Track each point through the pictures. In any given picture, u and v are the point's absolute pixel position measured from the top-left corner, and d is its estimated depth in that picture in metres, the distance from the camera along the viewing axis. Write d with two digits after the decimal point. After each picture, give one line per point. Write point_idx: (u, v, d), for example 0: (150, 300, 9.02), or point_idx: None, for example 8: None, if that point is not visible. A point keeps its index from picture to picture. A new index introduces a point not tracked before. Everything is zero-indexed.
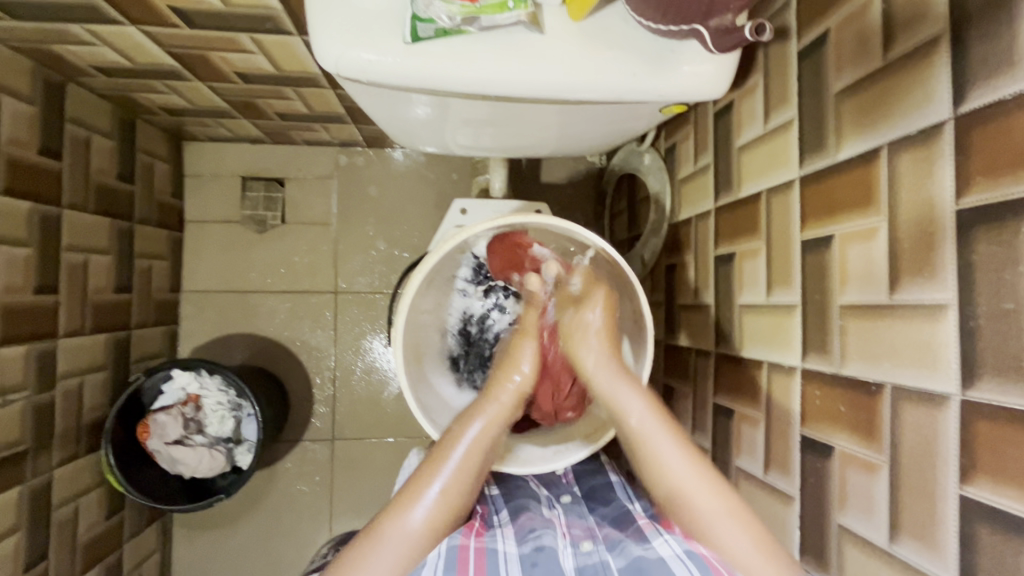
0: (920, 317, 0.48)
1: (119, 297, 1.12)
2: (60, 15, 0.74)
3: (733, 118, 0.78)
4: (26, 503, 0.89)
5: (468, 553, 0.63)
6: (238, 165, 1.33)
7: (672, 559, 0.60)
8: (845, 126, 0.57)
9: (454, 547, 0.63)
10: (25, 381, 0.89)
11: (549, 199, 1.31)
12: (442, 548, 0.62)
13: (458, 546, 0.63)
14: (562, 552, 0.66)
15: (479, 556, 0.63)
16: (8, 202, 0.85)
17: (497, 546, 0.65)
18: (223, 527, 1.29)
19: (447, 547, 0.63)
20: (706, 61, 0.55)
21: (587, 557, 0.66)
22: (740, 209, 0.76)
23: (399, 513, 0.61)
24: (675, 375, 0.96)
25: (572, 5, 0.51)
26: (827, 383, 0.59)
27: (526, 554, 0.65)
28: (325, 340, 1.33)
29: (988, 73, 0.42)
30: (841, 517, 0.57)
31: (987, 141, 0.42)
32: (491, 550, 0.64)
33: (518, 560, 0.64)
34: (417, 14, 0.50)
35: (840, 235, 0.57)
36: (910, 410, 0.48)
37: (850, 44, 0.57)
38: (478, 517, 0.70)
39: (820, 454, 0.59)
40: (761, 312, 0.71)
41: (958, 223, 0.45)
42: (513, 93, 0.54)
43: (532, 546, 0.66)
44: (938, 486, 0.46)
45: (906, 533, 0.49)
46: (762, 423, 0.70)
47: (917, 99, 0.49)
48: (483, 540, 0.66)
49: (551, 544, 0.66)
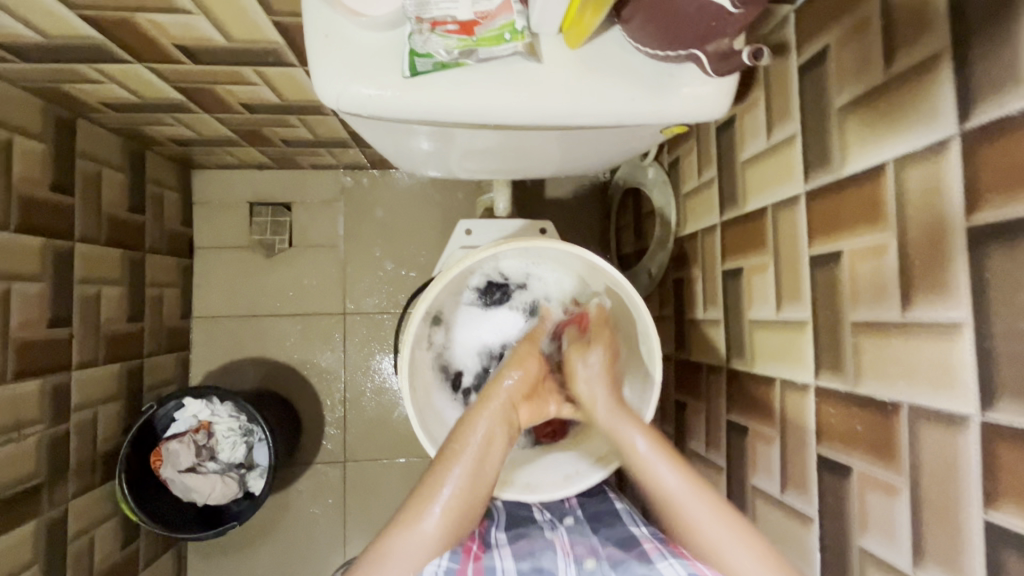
0: (934, 335, 0.47)
1: (131, 326, 1.13)
2: (69, 57, 0.76)
3: (736, 134, 0.78)
4: (43, 537, 0.89)
5: None
6: (246, 191, 1.35)
7: None
8: (851, 139, 0.56)
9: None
10: (41, 415, 0.90)
11: (554, 215, 1.32)
12: (440, 571, 0.59)
13: (457, 571, 0.60)
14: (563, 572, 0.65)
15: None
16: (22, 239, 0.87)
17: (496, 564, 0.64)
18: (238, 552, 1.29)
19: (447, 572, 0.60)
20: (704, 82, 0.54)
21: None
22: (747, 224, 0.76)
23: (414, 517, 0.61)
24: (686, 390, 0.95)
25: (569, 33, 0.52)
26: (842, 402, 0.57)
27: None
28: (334, 361, 1.33)
29: (992, 89, 0.42)
30: (863, 540, 0.55)
31: (996, 156, 0.42)
32: (491, 569, 0.63)
33: None
34: (415, 49, 0.51)
35: (849, 251, 0.56)
36: (929, 431, 0.47)
37: (851, 61, 0.56)
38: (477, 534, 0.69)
39: (838, 474, 0.58)
40: (773, 328, 0.70)
41: (969, 239, 0.44)
42: (514, 121, 0.54)
43: (530, 565, 0.65)
44: (961, 510, 0.44)
45: (929, 558, 0.48)
46: (777, 441, 0.69)
47: (920, 115, 0.48)
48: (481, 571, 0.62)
49: (550, 565, 0.65)
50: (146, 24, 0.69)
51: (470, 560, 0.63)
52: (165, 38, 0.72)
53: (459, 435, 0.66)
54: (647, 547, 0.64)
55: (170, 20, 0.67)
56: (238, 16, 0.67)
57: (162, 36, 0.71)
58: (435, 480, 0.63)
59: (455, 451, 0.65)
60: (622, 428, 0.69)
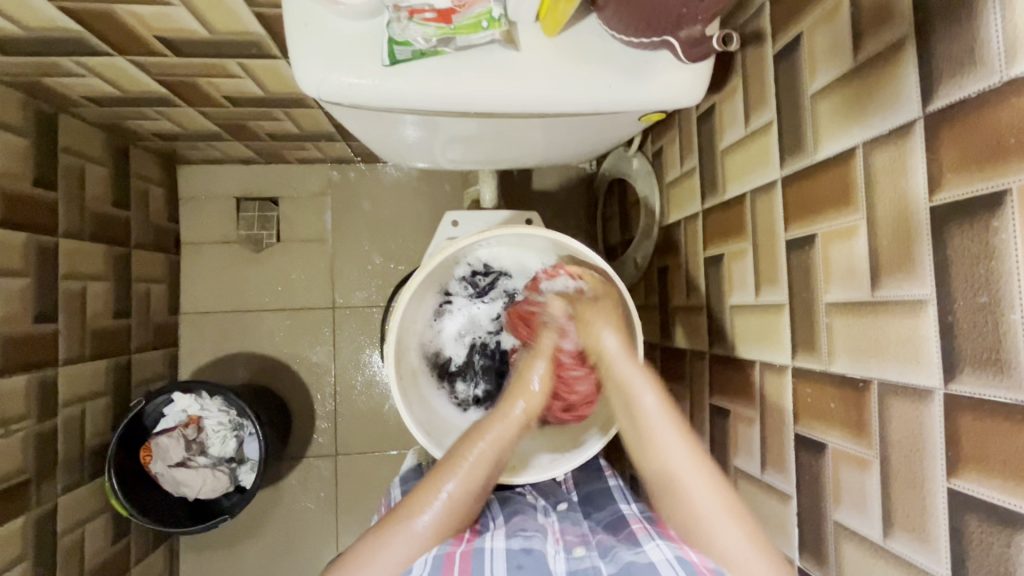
0: (901, 312, 0.48)
1: (118, 322, 1.13)
2: (48, 50, 0.76)
3: (716, 122, 0.80)
4: (32, 533, 0.89)
5: (453, 560, 0.62)
6: (233, 187, 1.34)
7: (662, 565, 0.60)
8: (822, 125, 0.58)
9: (440, 556, 0.62)
10: (28, 411, 0.90)
11: (542, 207, 1.33)
12: (429, 556, 0.62)
13: (445, 553, 0.63)
14: (552, 556, 0.66)
15: (466, 560, 0.62)
16: (5, 234, 0.86)
17: (485, 544, 0.65)
18: (231, 546, 1.29)
19: (434, 555, 0.62)
20: (679, 70, 0.56)
21: (579, 561, 0.65)
22: (727, 211, 0.77)
23: (410, 510, 0.64)
24: (671, 376, 0.97)
25: (545, 22, 0.53)
26: (817, 380, 0.59)
27: (515, 552, 0.64)
28: (324, 355, 1.33)
29: (953, 72, 0.43)
30: (837, 514, 0.57)
31: (956, 138, 0.43)
32: (478, 549, 0.64)
33: (505, 557, 0.63)
34: (393, 37, 0.51)
35: (822, 234, 0.58)
36: (897, 404, 0.49)
37: (822, 47, 0.58)
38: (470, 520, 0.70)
39: (813, 451, 0.60)
40: (752, 312, 0.72)
41: (933, 219, 0.45)
42: (495, 109, 0.55)
43: (520, 545, 0.65)
44: (927, 479, 0.46)
45: (898, 528, 0.49)
46: (757, 422, 0.71)
47: (887, 99, 0.50)
48: (470, 543, 0.65)
49: (539, 546, 0.66)
50: (126, 16, 0.69)
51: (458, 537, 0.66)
52: (146, 31, 0.72)
53: (471, 438, 0.69)
54: (635, 528, 0.69)
55: (151, 12, 0.67)
56: (219, 7, 0.67)
57: (142, 28, 0.71)
58: (440, 476, 0.66)
59: (463, 453, 0.68)
60: (636, 384, 0.70)
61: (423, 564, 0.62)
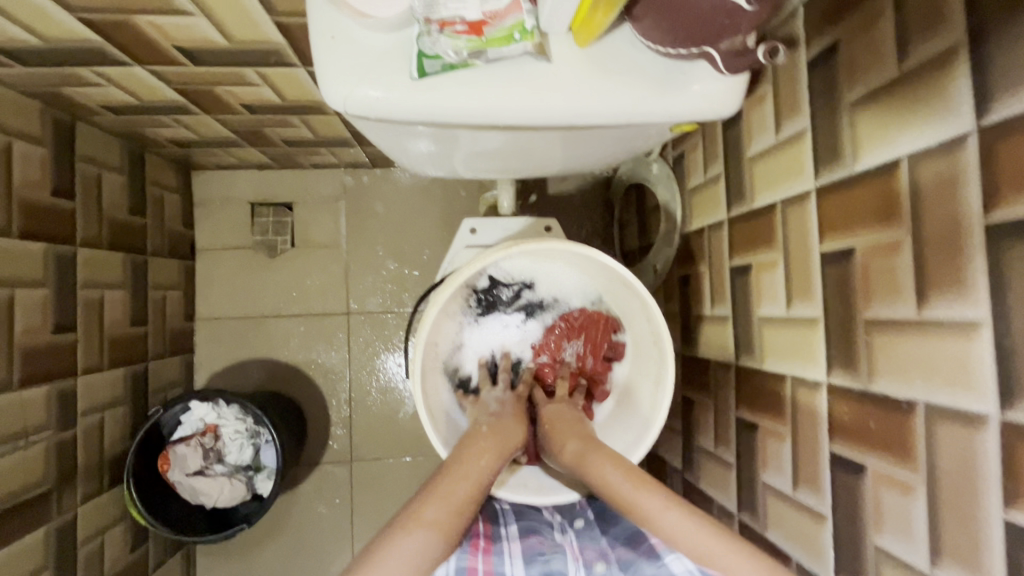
0: (952, 333, 0.46)
1: (135, 329, 1.12)
2: (67, 60, 0.75)
3: (743, 129, 0.78)
4: (52, 543, 0.89)
5: None
6: (247, 192, 1.34)
7: None
8: (862, 137, 0.56)
9: (463, 570, 0.59)
10: (47, 421, 0.90)
11: (557, 211, 1.31)
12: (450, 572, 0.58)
13: (466, 568, 0.59)
14: None
15: None
16: (25, 245, 0.86)
17: (506, 570, 0.62)
18: (247, 553, 1.29)
19: (456, 570, 0.59)
20: (717, 79, 0.54)
21: None
22: (755, 221, 0.75)
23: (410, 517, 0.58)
24: (693, 386, 0.95)
25: (578, 32, 0.51)
26: (856, 400, 0.57)
27: None
28: (339, 361, 1.33)
29: (1010, 85, 0.41)
30: (877, 538, 0.55)
31: (1014, 154, 0.41)
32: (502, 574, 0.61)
33: None
34: (423, 50, 0.50)
35: (862, 249, 0.56)
36: (947, 429, 0.47)
37: (861, 57, 0.56)
38: (484, 534, 0.68)
39: (851, 472, 0.58)
40: (783, 326, 0.70)
41: (988, 236, 0.43)
42: (524, 121, 0.54)
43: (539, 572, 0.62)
44: (980, 510, 0.44)
45: (947, 558, 0.48)
46: (789, 439, 0.69)
47: (936, 111, 0.48)
48: (491, 564, 0.62)
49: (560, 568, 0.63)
50: (146, 27, 0.68)
51: (479, 553, 0.63)
52: (165, 40, 0.71)
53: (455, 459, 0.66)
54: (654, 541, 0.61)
55: (171, 22, 0.66)
56: (239, 16, 0.66)
57: (161, 37, 0.70)
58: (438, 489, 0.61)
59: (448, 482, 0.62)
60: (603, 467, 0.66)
61: None
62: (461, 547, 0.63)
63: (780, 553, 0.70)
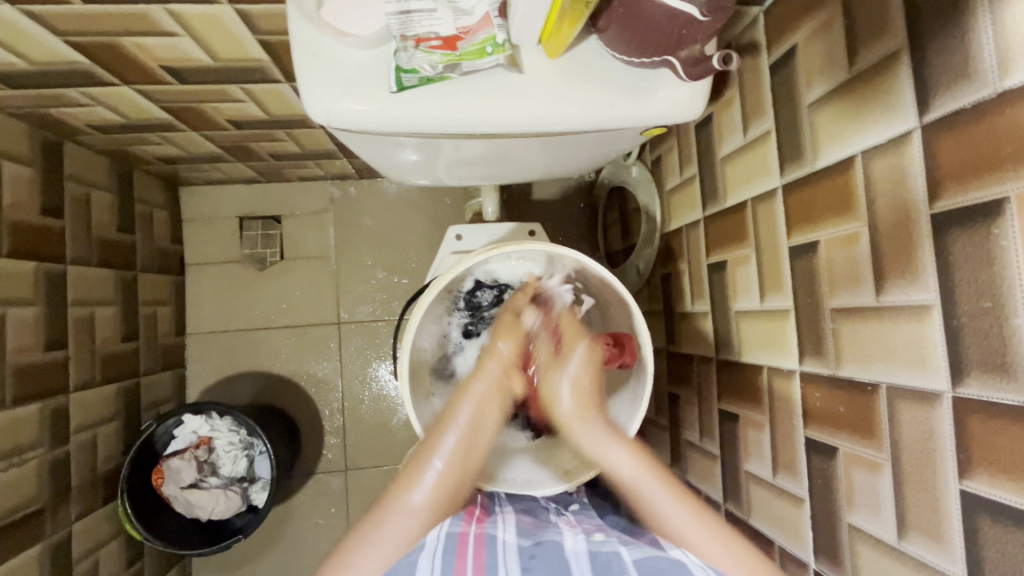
0: (908, 317, 0.49)
1: (126, 346, 1.13)
2: (54, 81, 0.77)
3: (714, 131, 0.81)
4: (47, 561, 0.90)
5: (466, 538, 0.63)
6: (234, 207, 1.35)
7: (692, 565, 0.56)
8: (820, 135, 0.59)
9: (453, 535, 0.64)
10: (40, 439, 0.90)
11: (541, 217, 1.34)
12: (441, 534, 0.64)
13: (457, 533, 0.64)
14: (568, 542, 0.65)
15: (477, 541, 0.63)
16: (15, 264, 0.87)
17: (497, 534, 0.65)
18: (244, 566, 1.29)
19: (447, 534, 0.64)
20: (679, 86, 0.57)
21: (598, 545, 0.63)
22: (729, 218, 0.78)
23: (399, 493, 0.68)
24: (678, 382, 0.97)
25: (547, 43, 0.54)
26: (826, 385, 0.60)
27: (525, 546, 0.63)
28: (332, 371, 1.34)
29: (948, 84, 0.44)
30: (851, 517, 0.58)
31: (953, 147, 0.44)
32: (490, 537, 0.64)
33: (517, 551, 0.62)
34: (400, 65, 0.53)
35: (826, 241, 0.59)
36: (906, 408, 0.50)
37: (817, 59, 0.59)
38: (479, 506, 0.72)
39: (824, 455, 0.61)
40: (757, 318, 0.72)
41: (934, 225, 0.46)
42: (501, 129, 0.56)
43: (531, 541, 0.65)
44: (940, 482, 0.47)
45: (913, 530, 0.50)
46: (767, 426, 0.71)
47: (884, 108, 0.51)
48: (482, 528, 0.66)
49: (552, 538, 0.65)
50: (132, 48, 0.70)
51: (472, 520, 0.68)
52: (151, 60, 0.73)
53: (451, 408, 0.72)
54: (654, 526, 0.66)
55: (156, 43, 0.69)
56: (223, 35, 0.68)
57: (147, 57, 0.72)
58: (423, 459, 0.69)
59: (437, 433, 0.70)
60: (611, 454, 0.71)
61: (436, 538, 0.64)
62: (455, 515, 0.68)
63: (764, 538, 0.73)
